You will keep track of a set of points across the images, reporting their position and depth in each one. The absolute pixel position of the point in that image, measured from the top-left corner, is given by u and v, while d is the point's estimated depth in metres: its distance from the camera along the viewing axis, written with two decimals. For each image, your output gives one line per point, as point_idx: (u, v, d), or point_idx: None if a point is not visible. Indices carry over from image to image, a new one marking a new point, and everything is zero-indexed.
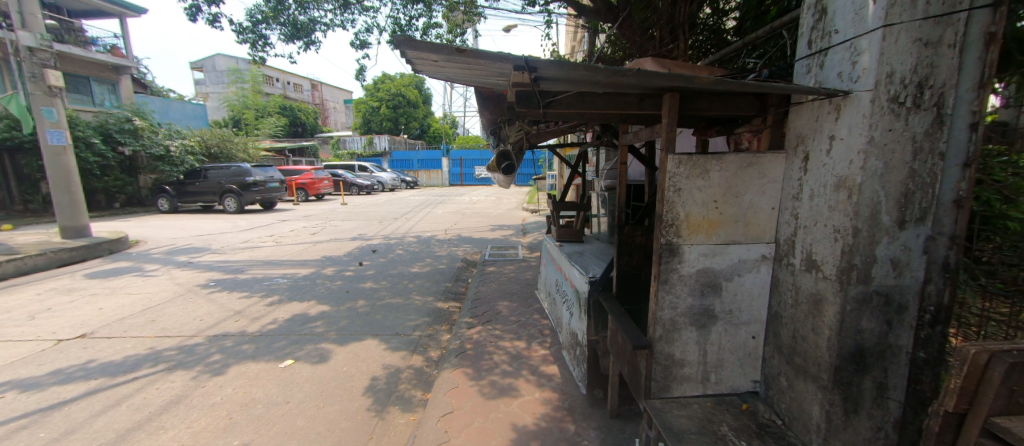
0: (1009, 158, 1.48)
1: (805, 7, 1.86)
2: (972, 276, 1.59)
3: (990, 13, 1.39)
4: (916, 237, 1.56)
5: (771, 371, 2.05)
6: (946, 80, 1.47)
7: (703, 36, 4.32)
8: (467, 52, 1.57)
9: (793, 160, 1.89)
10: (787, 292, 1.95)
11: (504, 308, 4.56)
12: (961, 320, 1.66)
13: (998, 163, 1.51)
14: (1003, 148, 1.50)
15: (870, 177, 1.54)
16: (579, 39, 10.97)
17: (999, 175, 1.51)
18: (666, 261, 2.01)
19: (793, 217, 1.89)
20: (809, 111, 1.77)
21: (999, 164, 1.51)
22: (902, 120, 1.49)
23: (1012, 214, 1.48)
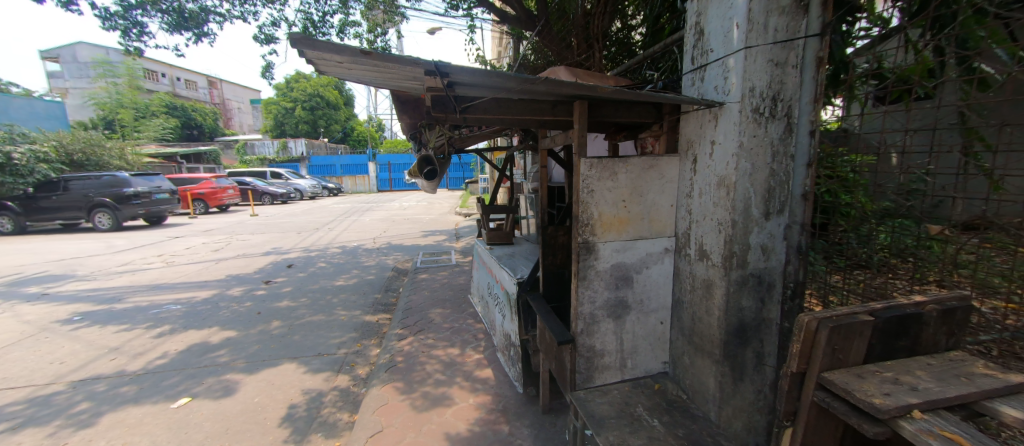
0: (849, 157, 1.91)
1: (687, 27, 2.11)
2: (824, 255, 2.02)
3: (819, 41, 1.72)
4: (779, 226, 1.85)
5: (677, 351, 2.28)
6: (792, 94, 1.77)
7: (614, 47, 4.79)
8: (373, 54, 1.51)
9: (685, 163, 2.14)
10: (686, 280, 2.18)
11: (437, 316, 4.46)
12: (816, 291, 2.12)
13: (842, 162, 1.93)
14: (842, 150, 1.95)
15: (742, 176, 1.80)
16: (503, 45, 11.21)
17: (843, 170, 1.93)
18: (583, 259, 2.13)
19: (687, 213, 2.14)
20: (695, 119, 2.02)
21: (843, 162, 1.93)
22: (763, 127, 1.77)
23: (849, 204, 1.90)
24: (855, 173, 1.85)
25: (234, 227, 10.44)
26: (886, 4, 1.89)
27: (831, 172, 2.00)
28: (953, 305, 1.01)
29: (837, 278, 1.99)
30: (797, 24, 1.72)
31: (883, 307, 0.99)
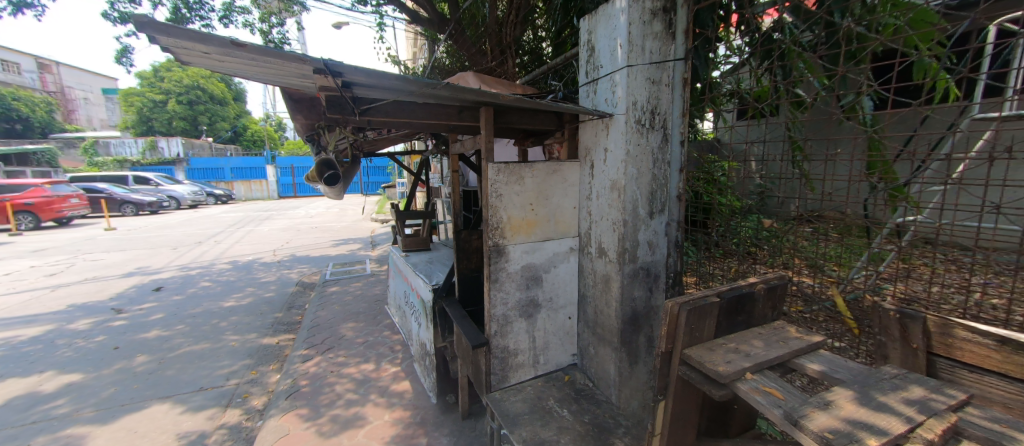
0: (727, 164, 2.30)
1: (581, 42, 2.29)
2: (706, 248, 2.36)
3: (685, 65, 2.03)
4: (662, 223, 2.13)
5: (583, 343, 2.45)
6: (667, 109, 2.06)
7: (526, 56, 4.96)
8: (248, 47, 1.36)
9: (584, 168, 2.32)
10: (589, 276, 2.36)
11: (349, 331, 4.15)
12: (702, 277, 2.45)
13: (724, 167, 2.33)
14: (722, 158, 2.37)
15: (630, 180, 2.02)
16: (418, 46, 10.96)
17: (725, 176, 2.34)
18: (494, 262, 2.18)
19: (588, 214, 2.32)
20: (591, 128, 2.21)
21: (724, 167, 2.33)
22: (645, 137, 2.02)
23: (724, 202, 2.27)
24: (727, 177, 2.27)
25: (80, 245, 8.44)
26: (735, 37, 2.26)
27: (717, 176, 2.40)
28: (775, 283, 1.26)
29: (718, 267, 2.34)
30: (668, 48, 2.00)
31: (728, 288, 1.20)
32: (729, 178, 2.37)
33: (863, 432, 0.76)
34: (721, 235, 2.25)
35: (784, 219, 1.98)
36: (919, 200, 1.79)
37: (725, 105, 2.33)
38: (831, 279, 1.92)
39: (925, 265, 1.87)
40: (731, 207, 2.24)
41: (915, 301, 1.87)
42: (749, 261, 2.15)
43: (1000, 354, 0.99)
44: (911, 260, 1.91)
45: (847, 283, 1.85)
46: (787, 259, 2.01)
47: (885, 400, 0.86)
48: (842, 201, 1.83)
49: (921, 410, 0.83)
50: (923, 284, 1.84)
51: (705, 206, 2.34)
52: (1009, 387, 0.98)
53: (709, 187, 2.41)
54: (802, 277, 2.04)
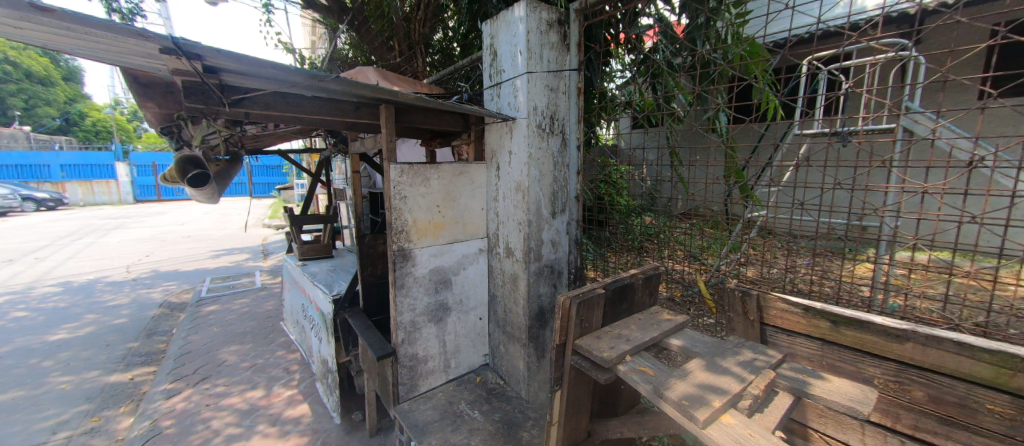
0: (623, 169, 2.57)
1: (484, 46, 2.32)
2: (604, 245, 2.58)
3: (578, 76, 2.21)
4: (563, 222, 2.29)
5: (494, 342, 2.49)
6: (564, 115, 2.22)
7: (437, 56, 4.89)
8: (58, 14, 1.08)
9: (491, 170, 2.36)
10: (497, 276, 2.40)
11: (231, 355, 3.58)
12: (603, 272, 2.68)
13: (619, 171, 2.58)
14: (619, 163, 2.63)
15: (532, 182, 2.11)
16: (317, 35, 10.00)
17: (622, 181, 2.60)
18: (399, 267, 2.08)
19: (495, 215, 2.36)
20: (496, 130, 2.26)
21: (620, 171, 2.59)
22: (545, 141, 2.14)
23: (621, 204, 2.52)
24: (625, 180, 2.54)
25: None
26: (622, 53, 2.51)
27: (618, 181, 2.63)
28: (651, 273, 1.43)
29: (616, 262, 2.59)
30: (563, 58, 2.16)
31: (613, 279, 1.34)
32: (622, 180, 2.63)
33: (709, 395, 0.91)
34: (617, 234, 2.50)
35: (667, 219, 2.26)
36: (759, 197, 2.23)
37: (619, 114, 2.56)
38: (703, 268, 2.26)
39: (767, 252, 2.32)
40: (627, 209, 2.50)
41: (756, 281, 2.31)
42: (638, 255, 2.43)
43: (804, 319, 1.28)
44: (756, 247, 2.34)
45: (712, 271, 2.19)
46: (670, 251, 2.33)
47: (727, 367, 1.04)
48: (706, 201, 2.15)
49: (751, 371, 1.02)
50: (763, 267, 2.27)
51: (601, 206, 2.55)
52: (810, 344, 1.29)
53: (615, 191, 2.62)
54: (682, 266, 2.36)
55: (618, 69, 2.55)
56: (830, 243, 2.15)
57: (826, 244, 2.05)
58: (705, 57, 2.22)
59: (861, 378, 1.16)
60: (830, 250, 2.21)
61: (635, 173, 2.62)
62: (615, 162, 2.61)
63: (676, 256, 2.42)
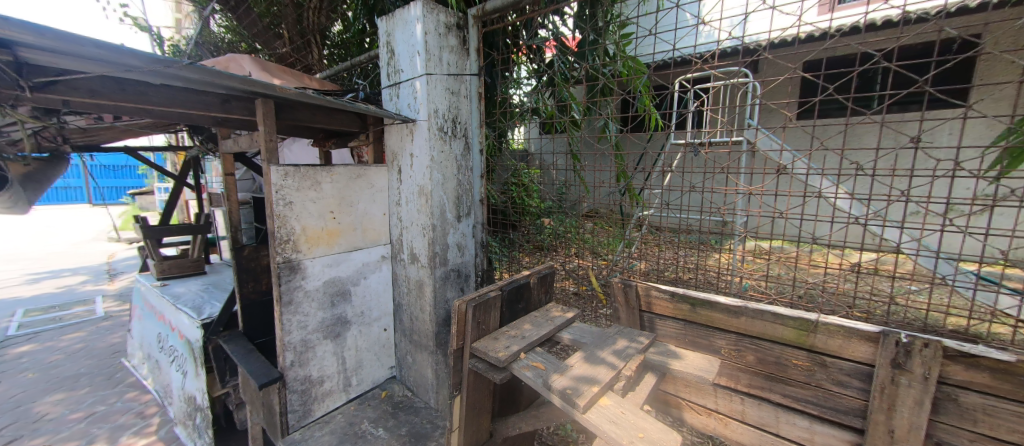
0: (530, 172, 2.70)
1: (380, 42, 2.21)
2: (514, 246, 2.65)
3: (479, 82, 2.26)
4: (469, 225, 2.31)
5: (401, 353, 2.39)
6: (466, 119, 2.23)
7: (337, 49, 4.28)
8: None
9: (392, 173, 2.26)
10: (402, 283, 2.31)
11: (56, 406, 2.82)
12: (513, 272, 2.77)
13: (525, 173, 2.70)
14: (528, 167, 2.75)
15: (436, 185, 2.07)
16: (182, 11, 8.42)
17: (533, 185, 2.74)
18: (286, 281, 1.85)
19: (398, 220, 2.26)
20: (396, 131, 2.17)
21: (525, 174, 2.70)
22: (447, 144, 2.12)
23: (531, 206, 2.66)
24: (532, 183, 2.67)
25: None
26: (525, 62, 2.61)
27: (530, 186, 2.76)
28: (546, 272, 1.51)
29: (525, 261, 2.70)
30: (463, 63, 2.18)
31: (510, 280, 1.39)
32: (532, 183, 2.74)
33: (589, 384, 1.00)
34: (525, 235, 2.61)
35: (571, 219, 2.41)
36: (645, 198, 2.53)
37: (528, 120, 2.66)
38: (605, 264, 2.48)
39: (655, 247, 2.65)
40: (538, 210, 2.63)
41: (644, 273, 2.61)
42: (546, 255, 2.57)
43: (671, 302, 1.51)
44: (645, 243, 2.64)
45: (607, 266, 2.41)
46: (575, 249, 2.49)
47: (606, 356, 1.15)
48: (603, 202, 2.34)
49: (625, 356, 1.14)
50: (654, 259, 2.58)
51: (511, 208, 2.62)
52: (676, 325, 1.51)
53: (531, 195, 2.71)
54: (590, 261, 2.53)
55: (524, 75, 2.62)
56: (697, 237, 2.53)
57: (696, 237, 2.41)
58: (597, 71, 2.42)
59: (712, 349, 1.41)
60: (697, 242, 2.60)
61: (545, 178, 2.73)
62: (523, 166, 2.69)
63: (581, 253, 2.60)
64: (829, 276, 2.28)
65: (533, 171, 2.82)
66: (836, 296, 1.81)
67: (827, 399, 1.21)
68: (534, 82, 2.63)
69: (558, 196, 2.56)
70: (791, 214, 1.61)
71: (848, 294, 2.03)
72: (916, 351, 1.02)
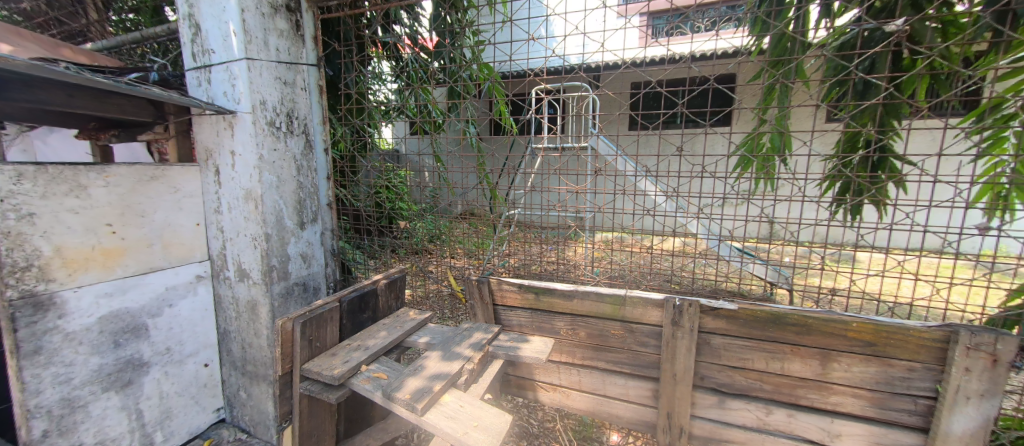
0: (399, 173, 2.63)
1: (177, 13, 1.79)
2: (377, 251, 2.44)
3: (318, 73, 2.08)
4: (315, 232, 2.06)
5: (232, 389, 2.01)
6: (305, 114, 1.99)
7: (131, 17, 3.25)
8: None
9: (207, 173, 1.86)
10: (229, 306, 1.93)
11: None
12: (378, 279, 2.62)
13: (395, 176, 2.62)
14: (398, 167, 2.64)
15: (267, 188, 1.78)
16: None
17: (400, 187, 2.65)
18: (26, 324, 1.33)
19: (219, 231, 1.88)
20: (208, 124, 1.80)
21: (395, 176, 2.63)
22: (281, 141, 1.85)
23: (400, 207, 2.62)
24: (401, 185, 2.59)
25: None
26: (382, 59, 2.53)
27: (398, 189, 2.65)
28: (394, 277, 1.45)
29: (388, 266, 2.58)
30: (298, 51, 1.93)
31: (352, 288, 1.29)
32: (402, 185, 2.58)
33: (432, 384, 0.99)
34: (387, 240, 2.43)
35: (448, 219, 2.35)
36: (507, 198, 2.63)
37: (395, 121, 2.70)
38: (479, 262, 2.52)
39: (523, 244, 2.80)
40: (411, 212, 2.59)
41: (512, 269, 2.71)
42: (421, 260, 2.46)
43: (519, 293, 1.63)
44: (514, 240, 2.76)
45: (473, 266, 2.46)
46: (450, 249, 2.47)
47: (459, 348, 1.19)
48: (476, 203, 2.44)
49: (474, 349, 1.19)
50: (525, 253, 2.67)
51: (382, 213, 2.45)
52: (525, 314, 1.65)
53: (398, 197, 2.65)
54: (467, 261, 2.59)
55: (385, 74, 2.56)
56: (553, 233, 2.78)
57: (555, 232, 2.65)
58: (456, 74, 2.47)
59: (553, 331, 1.58)
60: (554, 237, 2.86)
61: (417, 179, 2.67)
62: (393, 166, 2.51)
63: (454, 254, 2.60)
64: (653, 258, 2.79)
65: (403, 172, 2.75)
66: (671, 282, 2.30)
67: (635, 358, 1.49)
68: (395, 81, 2.57)
69: (430, 198, 2.57)
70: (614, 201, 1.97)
71: (667, 272, 2.51)
72: (685, 310, 1.35)
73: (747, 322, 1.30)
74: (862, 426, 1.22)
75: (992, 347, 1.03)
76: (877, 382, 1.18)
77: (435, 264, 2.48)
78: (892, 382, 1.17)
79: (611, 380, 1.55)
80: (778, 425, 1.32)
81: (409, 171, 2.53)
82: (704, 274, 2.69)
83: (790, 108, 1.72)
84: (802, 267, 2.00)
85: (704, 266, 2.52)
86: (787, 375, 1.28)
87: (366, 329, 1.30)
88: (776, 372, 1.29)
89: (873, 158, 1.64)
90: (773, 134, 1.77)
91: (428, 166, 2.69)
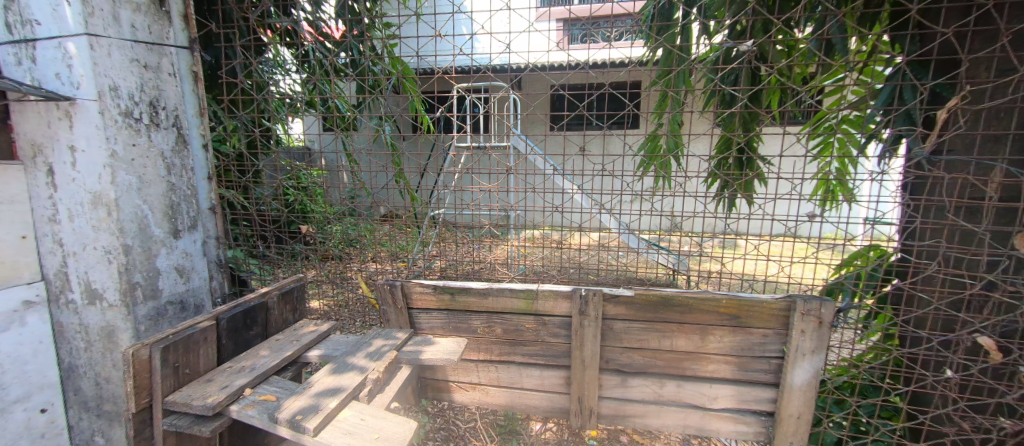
0: (311, 172, 2.40)
1: None
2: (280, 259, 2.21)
3: (190, 56, 1.79)
4: (194, 242, 1.77)
5: (83, 437, 1.65)
6: (175, 104, 1.71)
7: None
8: None
9: (36, 174, 1.42)
10: (76, 336, 1.53)
11: None
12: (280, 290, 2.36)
13: (305, 176, 2.38)
14: (308, 167, 2.40)
15: (124, 191, 1.47)
16: None
17: (309, 188, 2.41)
18: None
19: (58, 244, 1.45)
20: (33, 110, 1.37)
21: (305, 176, 2.39)
22: (142, 135, 1.55)
23: (309, 210, 2.38)
24: (314, 186, 2.36)
25: None
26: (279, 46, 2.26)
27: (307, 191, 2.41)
28: (290, 287, 1.35)
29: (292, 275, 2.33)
30: (163, 30, 1.65)
31: (230, 307, 1.15)
32: (315, 186, 2.33)
33: (326, 400, 0.92)
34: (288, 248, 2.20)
35: (370, 221, 2.17)
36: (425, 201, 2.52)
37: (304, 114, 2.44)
38: (406, 264, 2.39)
39: (444, 244, 2.75)
40: (324, 215, 2.35)
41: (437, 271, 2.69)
42: (339, 268, 2.23)
43: (433, 294, 1.60)
44: (440, 240, 2.67)
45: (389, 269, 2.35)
46: (373, 253, 2.30)
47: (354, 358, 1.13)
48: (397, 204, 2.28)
49: (375, 358, 1.14)
50: (451, 253, 2.60)
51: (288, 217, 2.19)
52: (440, 316, 1.62)
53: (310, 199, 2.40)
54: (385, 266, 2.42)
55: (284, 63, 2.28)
56: (478, 233, 2.75)
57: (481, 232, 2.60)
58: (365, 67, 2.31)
59: (470, 330, 1.58)
60: (480, 237, 2.84)
61: (333, 180, 2.45)
62: (306, 165, 2.26)
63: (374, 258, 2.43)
64: (573, 253, 2.93)
65: (315, 172, 2.50)
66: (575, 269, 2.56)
67: (548, 349, 1.55)
68: (299, 72, 2.31)
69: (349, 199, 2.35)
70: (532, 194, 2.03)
71: (586, 265, 2.64)
72: (591, 299, 1.44)
73: (642, 306, 1.43)
74: (732, 388, 1.43)
75: (818, 311, 1.28)
76: (742, 349, 1.39)
77: (355, 269, 2.30)
78: (752, 348, 1.38)
79: (527, 372, 1.60)
80: (670, 395, 1.49)
81: (321, 170, 2.31)
82: (619, 265, 2.90)
83: (680, 114, 1.91)
84: (698, 254, 2.25)
85: (619, 258, 2.72)
86: (675, 351, 1.44)
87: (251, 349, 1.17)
88: (666, 348, 1.45)
89: (745, 158, 1.90)
90: (667, 136, 1.96)
91: (342, 165, 2.45)
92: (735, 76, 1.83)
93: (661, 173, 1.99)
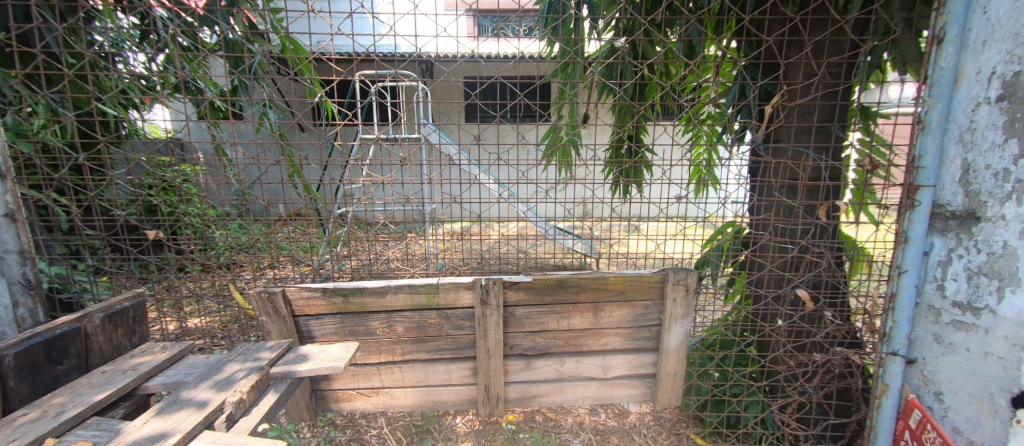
0: (176, 168, 2.00)
1: None
2: (134, 275, 1.76)
3: None
4: None
5: None
6: None
7: None
8: None
9: None
10: None
11: None
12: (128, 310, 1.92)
13: (168, 172, 1.97)
14: (169, 162, 1.98)
15: None
16: None
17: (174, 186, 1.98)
18: None
19: None
20: None
21: (169, 173, 1.97)
22: None
23: (174, 214, 1.97)
24: (178, 184, 1.95)
25: None
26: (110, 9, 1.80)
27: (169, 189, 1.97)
28: (118, 309, 1.27)
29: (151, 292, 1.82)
30: None
31: (21, 342, 1.02)
32: (186, 184, 1.92)
33: None
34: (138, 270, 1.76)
35: (261, 225, 1.87)
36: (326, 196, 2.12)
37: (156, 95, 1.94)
38: (311, 267, 2.14)
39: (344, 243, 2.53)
40: (196, 219, 1.95)
41: None
42: (216, 280, 1.83)
43: (323, 298, 1.46)
44: (344, 239, 2.44)
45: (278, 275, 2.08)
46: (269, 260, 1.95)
47: (199, 394, 1.00)
48: (293, 199, 1.96)
49: (230, 384, 1.05)
50: (358, 252, 2.39)
51: (145, 222, 1.76)
52: (332, 321, 1.49)
53: (178, 202, 1.97)
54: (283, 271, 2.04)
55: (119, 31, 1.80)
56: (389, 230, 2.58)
57: (392, 229, 2.41)
58: (237, 41, 1.96)
59: (368, 332, 1.48)
60: (391, 234, 2.67)
61: (207, 177, 2.03)
62: (176, 161, 1.81)
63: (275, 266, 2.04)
64: (489, 244, 2.91)
65: (181, 168, 2.05)
66: (487, 260, 2.54)
67: (452, 343, 1.53)
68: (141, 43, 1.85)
69: (236, 198, 1.88)
70: (438, 182, 1.96)
71: (503, 255, 2.64)
72: (491, 288, 1.45)
73: (540, 290, 1.48)
74: (623, 356, 1.57)
75: (685, 280, 1.47)
76: (629, 321, 1.53)
77: (246, 280, 1.85)
78: (637, 319, 1.53)
79: (433, 368, 1.56)
80: (570, 371, 1.58)
81: (192, 166, 1.93)
82: (534, 252, 2.97)
83: (575, 107, 1.98)
84: (606, 239, 2.36)
85: (533, 246, 2.79)
86: (572, 329, 1.53)
87: (56, 390, 1.04)
88: (564, 328, 1.53)
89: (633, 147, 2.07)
90: (564, 127, 2.00)
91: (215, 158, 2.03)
92: (612, 69, 1.96)
93: (562, 162, 2.04)
